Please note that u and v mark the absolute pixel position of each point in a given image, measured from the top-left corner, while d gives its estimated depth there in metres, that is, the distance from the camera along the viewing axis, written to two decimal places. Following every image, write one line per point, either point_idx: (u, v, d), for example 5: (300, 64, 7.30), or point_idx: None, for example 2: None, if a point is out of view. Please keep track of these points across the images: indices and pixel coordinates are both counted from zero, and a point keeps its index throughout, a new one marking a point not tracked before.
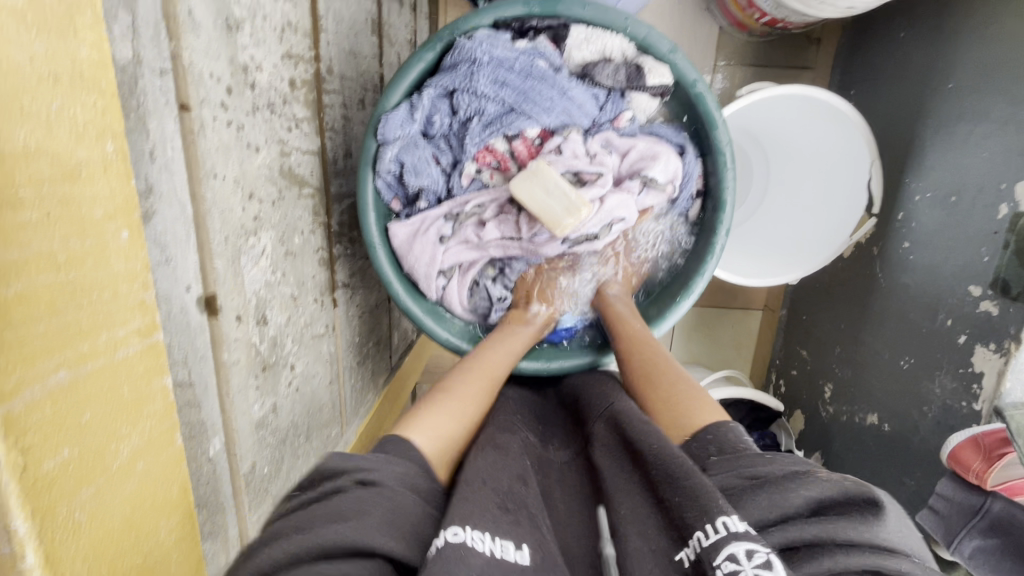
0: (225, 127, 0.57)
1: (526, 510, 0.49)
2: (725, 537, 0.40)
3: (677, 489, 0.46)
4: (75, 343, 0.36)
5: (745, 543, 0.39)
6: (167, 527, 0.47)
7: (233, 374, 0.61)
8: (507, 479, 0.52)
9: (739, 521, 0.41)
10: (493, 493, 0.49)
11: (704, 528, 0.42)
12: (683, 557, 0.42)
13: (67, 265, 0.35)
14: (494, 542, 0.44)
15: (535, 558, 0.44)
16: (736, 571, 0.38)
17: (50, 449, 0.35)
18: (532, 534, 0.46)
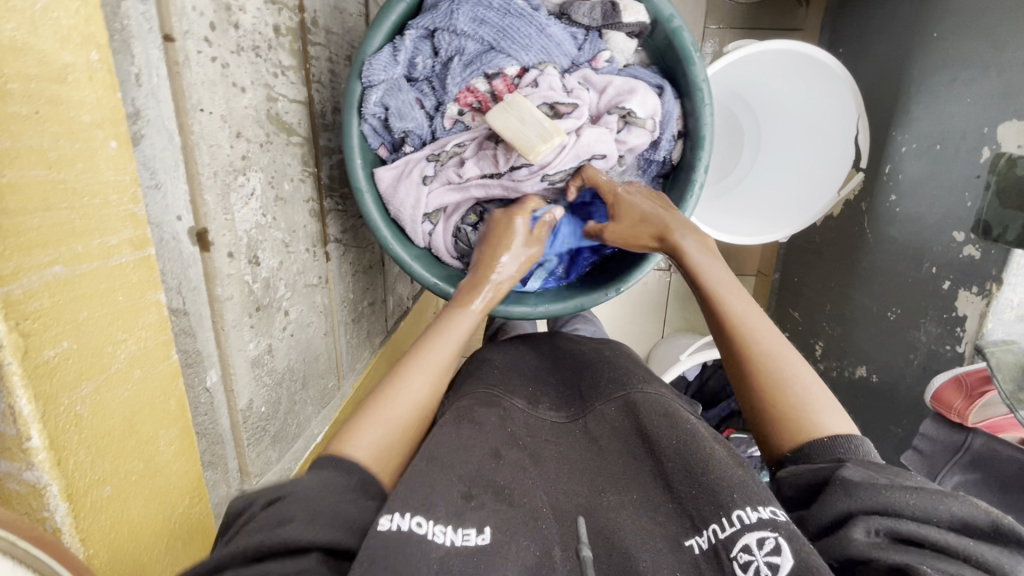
0: (209, 63, 0.58)
1: (494, 489, 0.51)
2: (739, 530, 0.44)
3: (695, 481, 0.49)
4: (70, 242, 0.38)
5: (757, 534, 0.43)
6: (167, 438, 0.49)
7: (228, 308, 0.63)
8: (479, 456, 0.54)
9: (748, 512, 0.45)
10: (460, 480, 0.51)
11: (721, 521, 0.46)
12: (694, 542, 0.46)
13: (58, 164, 0.37)
14: (454, 532, 0.45)
15: (497, 536, 0.46)
16: (750, 560, 0.42)
17: (49, 339, 0.37)
18: (497, 514, 0.48)
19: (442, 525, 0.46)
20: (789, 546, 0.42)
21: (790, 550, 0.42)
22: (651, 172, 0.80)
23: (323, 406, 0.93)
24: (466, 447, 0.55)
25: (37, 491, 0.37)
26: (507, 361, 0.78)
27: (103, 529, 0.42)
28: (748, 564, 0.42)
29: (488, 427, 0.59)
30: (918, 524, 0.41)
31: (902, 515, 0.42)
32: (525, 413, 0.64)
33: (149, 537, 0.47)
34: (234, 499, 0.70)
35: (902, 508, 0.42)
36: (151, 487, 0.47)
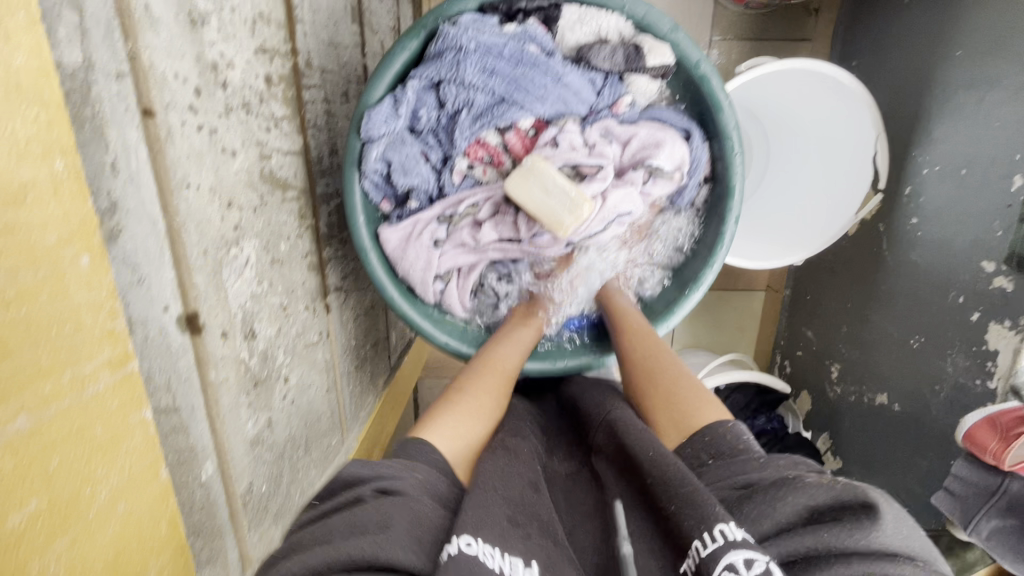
0: (195, 132, 0.53)
1: (538, 522, 0.49)
2: (724, 544, 0.41)
3: (675, 496, 0.47)
4: (35, 385, 0.33)
5: (743, 553, 0.40)
6: (158, 566, 0.44)
7: (222, 394, 0.58)
8: (520, 488, 0.52)
9: (742, 539, 0.41)
10: (505, 505, 0.49)
11: (702, 537, 0.42)
12: (685, 567, 0.43)
13: (18, 300, 0.32)
14: (503, 559, 0.43)
15: (541, 575, 0.44)
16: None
17: (13, 504, 0.32)
18: (544, 551, 0.46)
19: (494, 549, 0.43)
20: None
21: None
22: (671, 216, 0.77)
23: (327, 466, 0.88)
24: (504, 471, 0.53)
25: None
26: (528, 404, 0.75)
27: None
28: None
29: (518, 456, 0.57)
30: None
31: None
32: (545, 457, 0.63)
33: None
34: None
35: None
36: None
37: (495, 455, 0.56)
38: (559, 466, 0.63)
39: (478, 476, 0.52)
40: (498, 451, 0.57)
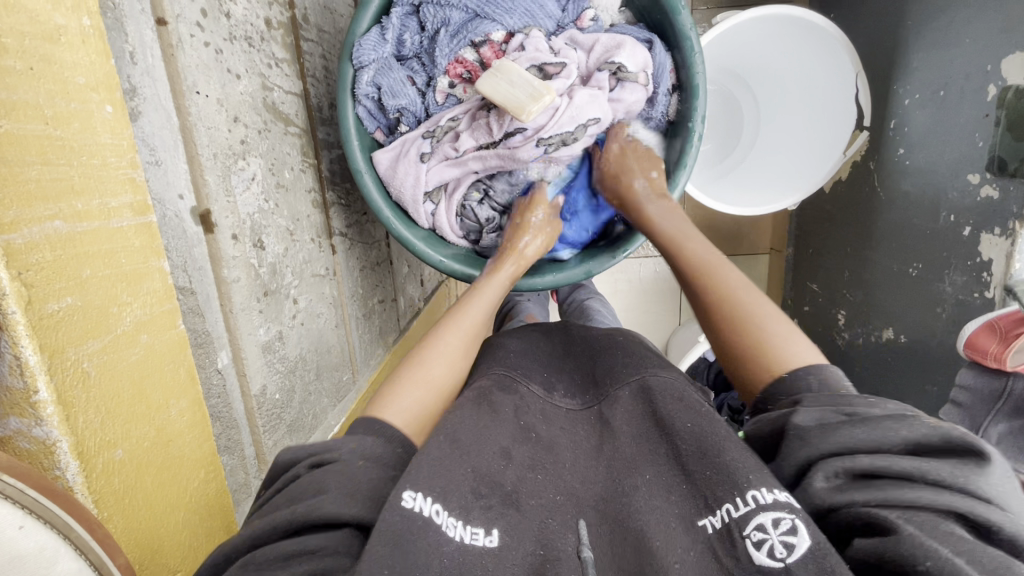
0: (203, 47, 0.59)
1: (502, 493, 0.47)
2: (752, 510, 0.41)
3: (709, 461, 0.46)
4: (69, 199, 0.38)
5: (772, 513, 0.40)
6: (179, 408, 0.49)
7: (235, 290, 0.63)
8: (487, 457, 0.49)
9: (763, 492, 0.42)
10: (471, 475, 0.48)
11: (734, 501, 0.43)
12: (708, 522, 0.43)
13: (54, 121, 0.38)
14: (464, 528, 0.44)
15: (505, 540, 0.44)
16: (763, 540, 0.39)
17: (53, 293, 0.37)
18: (505, 518, 0.45)
19: (454, 518, 0.44)
20: (807, 526, 0.39)
21: (807, 531, 0.39)
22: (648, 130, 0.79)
23: (338, 400, 0.92)
24: (480, 437, 0.51)
25: (47, 448, 0.37)
26: (520, 336, 0.72)
27: (116, 495, 0.41)
28: (760, 542, 0.40)
29: (501, 416, 0.54)
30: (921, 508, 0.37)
31: (855, 452, 0.41)
32: (541, 400, 0.58)
33: (164, 507, 0.46)
34: (253, 487, 0.69)
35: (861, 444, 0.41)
36: (164, 457, 0.46)
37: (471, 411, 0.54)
38: (561, 404, 0.59)
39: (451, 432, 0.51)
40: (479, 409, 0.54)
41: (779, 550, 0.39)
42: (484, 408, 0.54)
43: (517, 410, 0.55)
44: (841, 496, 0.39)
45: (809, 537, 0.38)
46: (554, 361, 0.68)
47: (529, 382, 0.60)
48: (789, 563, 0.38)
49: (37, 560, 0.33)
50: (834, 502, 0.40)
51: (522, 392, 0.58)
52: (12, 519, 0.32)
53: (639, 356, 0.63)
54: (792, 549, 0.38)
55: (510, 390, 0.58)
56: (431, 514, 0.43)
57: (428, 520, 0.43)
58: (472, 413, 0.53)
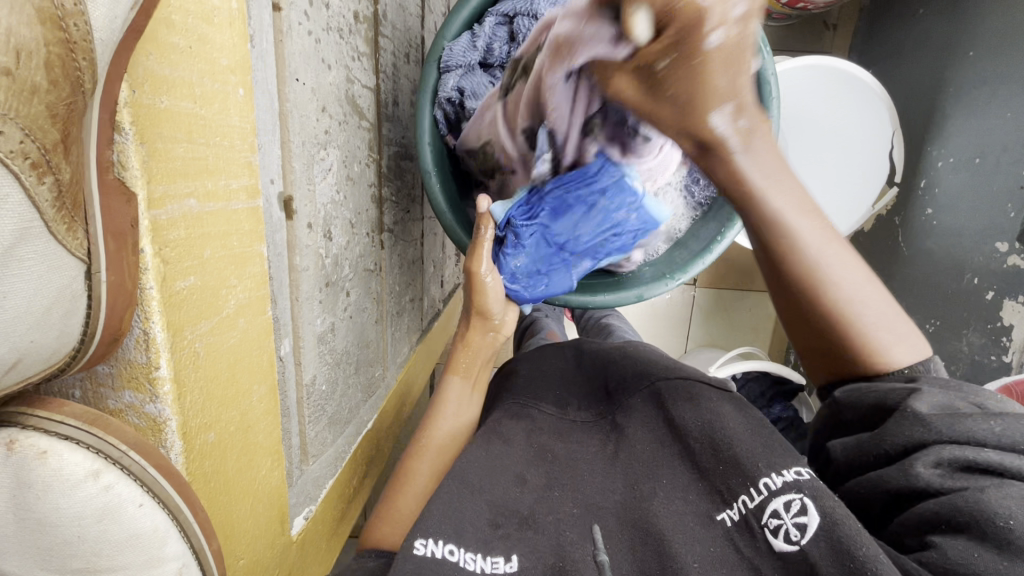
0: (306, 36, 0.60)
1: (520, 517, 0.52)
2: (766, 497, 0.47)
3: (720, 456, 0.52)
4: (204, 178, 0.38)
5: (784, 497, 0.46)
6: (259, 394, 0.48)
7: (304, 279, 0.63)
8: (504, 484, 0.55)
9: (773, 478, 0.48)
10: (488, 505, 0.53)
11: (748, 492, 0.48)
12: (726, 515, 0.49)
13: (201, 100, 0.37)
14: (485, 560, 0.48)
15: (523, 563, 0.48)
16: (778, 525, 0.45)
17: (181, 270, 0.37)
18: (522, 543, 0.50)
19: (472, 553, 0.49)
20: (815, 504, 0.44)
21: (815, 508, 0.44)
22: None
23: (370, 396, 0.92)
24: (494, 471, 0.56)
25: (156, 425, 0.37)
26: (530, 363, 0.77)
27: (205, 478, 0.41)
28: (777, 529, 0.45)
29: (515, 445, 0.59)
30: (1000, 454, 0.43)
31: (981, 443, 0.44)
32: (556, 417, 0.64)
33: (240, 494, 0.46)
34: (294, 477, 0.69)
35: (978, 436, 0.45)
36: (244, 442, 0.46)
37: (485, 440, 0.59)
38: (576, 418, 0.64)
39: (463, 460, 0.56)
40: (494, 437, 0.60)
41: (794, 533, 0.44)
42: (494, 438, 0.59)
43: (528, 434, 0.61)
44: (950, 480, 0.44)
45: (819, 514, 0.44)
46: (568, 386, 0.70)
47: (543, 404, 0.66)
48: (804, 543, 0.43)
49: (151, 537, 0.36)
50: (944, 483, 0.44)
51: (534, 412, 0.64)
52: (133, 495, 0.35)
53: (644, 362, 0.68)
54: (805, 528, 0.44)
55: (527, 415, 0.64)
56: (448, 554, 0.48)
57: (442, 559, 0.47)
58: (485, 445, 0.59)
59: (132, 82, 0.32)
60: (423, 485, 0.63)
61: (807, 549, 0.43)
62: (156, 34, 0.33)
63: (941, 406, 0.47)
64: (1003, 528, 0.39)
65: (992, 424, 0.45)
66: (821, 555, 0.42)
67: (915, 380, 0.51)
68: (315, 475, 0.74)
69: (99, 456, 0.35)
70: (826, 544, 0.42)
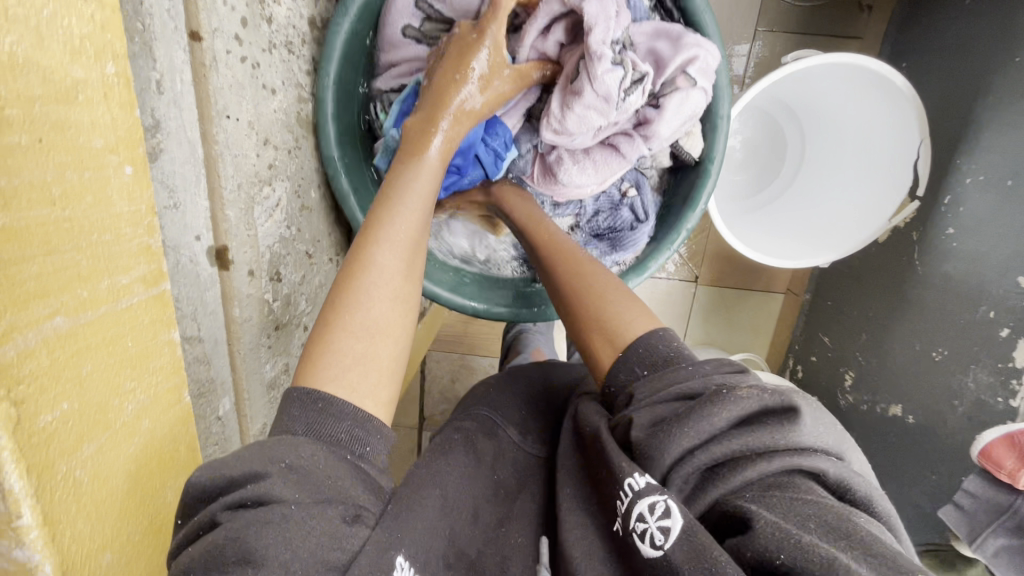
0: (239, 63, 0.52)
1: (467, 562, 0.45)
2: (631, 500, 0.40)
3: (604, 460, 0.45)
4: (74, 288, 0.33)
5: (647, 499, 0.39)
6: (175, 487, 0.45)
7: (244, 332, 0.58)
8: (461, 522, 0.47)
9: (637, 477, 0.41)
10: (445, 539, 0.45)
11: (619, 496, 0.42)
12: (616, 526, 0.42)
13: (63, 200, 0.31)
14: None
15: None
16: (644, 529, 0.38)
17: (47, 402, 0.32)
18: None
19: None
20: (681, 508, 0.38)
21: (680, 511, 0.38)
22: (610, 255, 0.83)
23: None
24: (459, 486, 0.49)
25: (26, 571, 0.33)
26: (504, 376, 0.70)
27: None
28: (643, 533, 0.39)
29: (481, 467, 0.53)
30: (711, 449, 0.40)
31: (694, 447, 0.40)
32: (514, 447, 0.57)
33: None
34: None
35: (693, 443, 0.40)
36: (153, 543, 0.43)
37: (448, 456, 0.51)
38: (530, 448, 0.58)
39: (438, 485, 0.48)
40: (456, 450, 0.52)
41: (658, 538, 0.37)
42: (468, 458, 0.52)
43: (493, 462, 0.54)
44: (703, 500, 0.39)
45: (682, 517, 0.37)
46: (537, 407, 0.64)
47: (509, 428, 0.59)
48: (667, 549, 0.37)
49: None
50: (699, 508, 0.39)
51: (501, 437, 0.58)
52: None
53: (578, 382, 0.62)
54: (668, 533, 0.37)
55: (492, 436, 0.57)
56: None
57: None
58: (456, 464, 0.51)
59: None
60: (390, 265, 0.49)
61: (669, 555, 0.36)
62: None
63: (652, 417, 0.43)
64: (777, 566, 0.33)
65: (692, 426, 0.40)
66: (682, 559, 0.35)
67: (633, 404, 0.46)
68: None
69: None
70: (688, 547, 0.36)
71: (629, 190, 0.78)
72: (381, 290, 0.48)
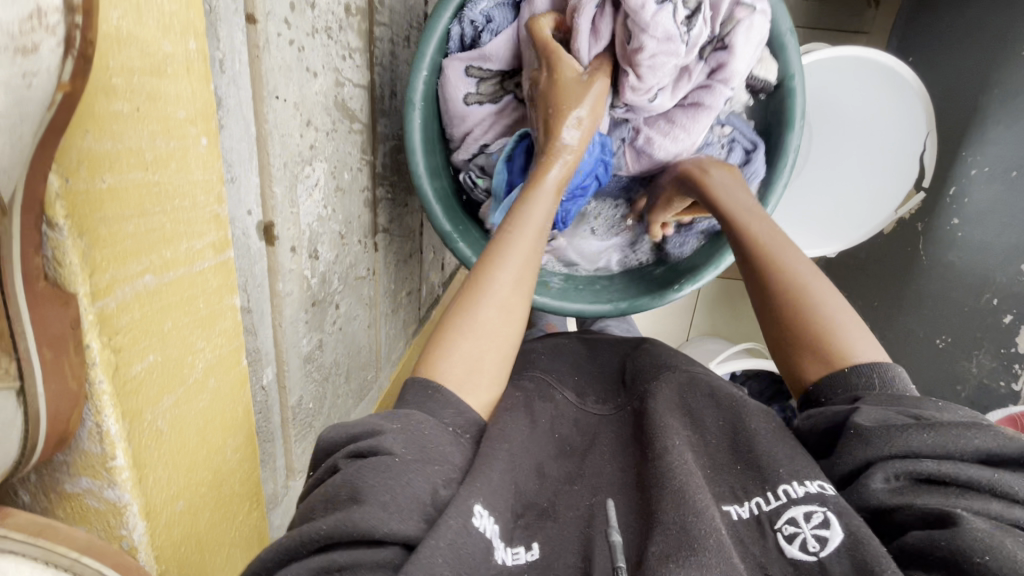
0: (287, 46, 0.54)
1: (537, 511, 0.44)
2: (783, 504, 0.41)
3: (741, 455, 0.46)
4: (160, 248, 0.35)
5: (803, 507, 0.40)
6: (234, 445, 0.47)
7: (287, 305, 0.61)
8: (525, 473, 0.46)
9: (794, 486, 0.42)
10: (512, 490, 0.43)
11: (765, 495, 0.43)
12: (733, 509, 0.43)
13: (153, 165, 0.34)
14: (504, 549, 0.39)
15: (546, 553, 0.41)
16: (796, 533, 0.39)
17: (137, 353, 0.34)
18: (545, 531, 0.42)
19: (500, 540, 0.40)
20: (839, 520, 0.39)
21: (839, 523, 0.39)
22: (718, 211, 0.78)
23: (360, 399, 0.91)
24: (524, 447, 0.47)
25: (116, 509, 0.35)
26: (546, 345, 0.68)
27: (174, 548, 0.40)
28: (793, 536, 0.39)
29: (540, 429, 0.51)
30: (938, 462, 0.39)
31: (919, 455, 0.39)
32: (574, 408, 0.55)
33: (214, 547, 0.46)
34: (280, 495, 0.69)
35: (920, 448, 0.39)
36: (217, 497, 0.45)
37: (513, 410, 0.50)
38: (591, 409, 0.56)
39: (503, 428, 0.47)
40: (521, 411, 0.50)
41: (812, 543, 0.38)
42: (524, 416, 0.50)
43: (552, 422, 0.52)
44: (902, 499, 0.39)
45: (843, 530, 0.38)
46: (585, 372, 0.64)
47: (562, 387, 0.58)
48: (823, 556, 0.38)
49: None
50: (892, 504, 0.39)
51: (557, 397, 0.56)
52: None
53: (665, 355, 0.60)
54: (827, 541, 0.38)
55: (549, 398, 0.55)
56: (491, 537, 0.39)
57: (489, 544, 0.38)
58: (518, 419, 0.49)
59: (63, 168, 0.28)
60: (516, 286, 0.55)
61: (826, 562, 0.37)
62: (93, 106, 0.29)
63: (880, 419, 0.42)
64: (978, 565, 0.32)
65: (930, 435, 0.40)
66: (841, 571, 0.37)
67: (857, 402, 0.46)
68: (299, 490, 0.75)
69: (48, 565, 0.30)
70: (848, 558, 0.37)
71: (725, 131, 0.74)
72: (493, 299, 0.53)
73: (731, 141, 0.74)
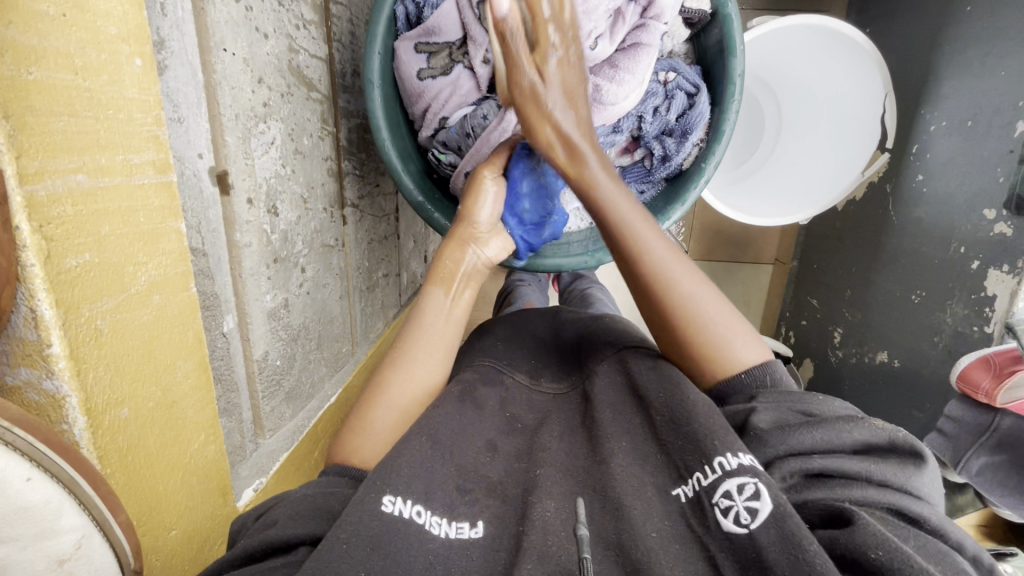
0: (233, 3, 0.57)
1: (488, 485, 0.48)
2: (719, 476, 0.42)
3: (680, 433, 0.47)
4: (94, 153, 0.38)
5: (737, 479, 0.40)
6: (185, 369, 0.49)
7: (246, 255, 0.63)
8: (473, 453, 0.51)
9: (729, 458, 0.42)
10: (454, 470, 0.48)
11: (703, 469, 0.43)
12: (682, 490, 0.44)
13: (83, 72, 0.36)
14: (449, 525, 0.44)
15: (489, 531, 0.44)
16: (730, 505, 0.40)
17: (72, 248, 0.36)
18: (489, 509, 0.46)
19: (438, 517, 0.44)
20: (769, 492, 0.39)
21: (769, 494, 0.39)
22: (659, 169, 0.80)
23: (336, 370, 0.93)
24: (464, 432, 0.52)
25: (56, 402, 0.37)
26: (509, 331, 0.73)
27: (120, 452, 0.41)
28: (727, 509, 0.40)
29: (485, 410, 0.56)
30: (826, 457, 0.43)
31: (811, 454, 0.44)
32: (526, 391, 0.61)
33: (167, 467, 0.47)
34: (248, 451, 0.71)
35: (814, 446, 0.44)
36: (168, 416, 0.47)
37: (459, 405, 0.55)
38: (543, 391, 0.61)
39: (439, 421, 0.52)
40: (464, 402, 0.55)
41: (744, 516, 0.38)
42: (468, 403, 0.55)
43: (500, 403, 0.58)
44: (801, 494, 0.42)
45: (772, 502, 0.38)
46: (544, 351, 0.69)
47: (515, 373, 0.63)
48: (754, 528, 0.38)
49: (44, 513, 0.33)
50: (797, 499, 0.42)
51: (507, 382, 0.62)
52: (20, 470, 0.32)
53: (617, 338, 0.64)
54: (756, 514, 0.38)
55: (499, 382, 0.61)
56: (412, 516, 0.43)
57: (409, 521, 0.43)
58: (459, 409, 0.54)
59: None
60: (430, 355, 0.60)
61: (755, 535, 0.37)
62: (18, 1, 0.32)
63: (775, 421, 0.47)
64: (872, 559, 0.34)
65: (822, 431, 0.44)
66: (769, 542, 0.37)
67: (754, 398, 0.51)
68: (271, 449, 0.76)
69: None
70: (774, 530, 0.37)
71: (668, 78, 0.76)
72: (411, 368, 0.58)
73: (673, 88, 0.75)
